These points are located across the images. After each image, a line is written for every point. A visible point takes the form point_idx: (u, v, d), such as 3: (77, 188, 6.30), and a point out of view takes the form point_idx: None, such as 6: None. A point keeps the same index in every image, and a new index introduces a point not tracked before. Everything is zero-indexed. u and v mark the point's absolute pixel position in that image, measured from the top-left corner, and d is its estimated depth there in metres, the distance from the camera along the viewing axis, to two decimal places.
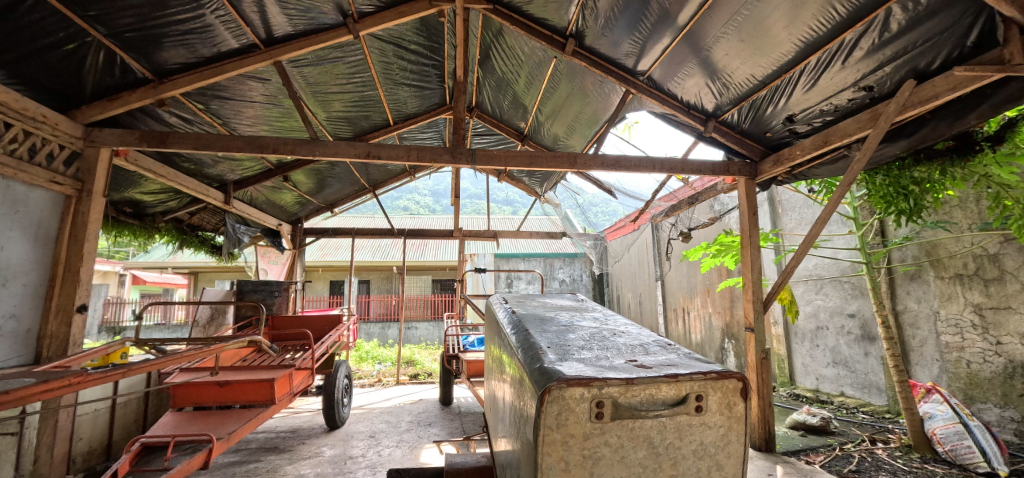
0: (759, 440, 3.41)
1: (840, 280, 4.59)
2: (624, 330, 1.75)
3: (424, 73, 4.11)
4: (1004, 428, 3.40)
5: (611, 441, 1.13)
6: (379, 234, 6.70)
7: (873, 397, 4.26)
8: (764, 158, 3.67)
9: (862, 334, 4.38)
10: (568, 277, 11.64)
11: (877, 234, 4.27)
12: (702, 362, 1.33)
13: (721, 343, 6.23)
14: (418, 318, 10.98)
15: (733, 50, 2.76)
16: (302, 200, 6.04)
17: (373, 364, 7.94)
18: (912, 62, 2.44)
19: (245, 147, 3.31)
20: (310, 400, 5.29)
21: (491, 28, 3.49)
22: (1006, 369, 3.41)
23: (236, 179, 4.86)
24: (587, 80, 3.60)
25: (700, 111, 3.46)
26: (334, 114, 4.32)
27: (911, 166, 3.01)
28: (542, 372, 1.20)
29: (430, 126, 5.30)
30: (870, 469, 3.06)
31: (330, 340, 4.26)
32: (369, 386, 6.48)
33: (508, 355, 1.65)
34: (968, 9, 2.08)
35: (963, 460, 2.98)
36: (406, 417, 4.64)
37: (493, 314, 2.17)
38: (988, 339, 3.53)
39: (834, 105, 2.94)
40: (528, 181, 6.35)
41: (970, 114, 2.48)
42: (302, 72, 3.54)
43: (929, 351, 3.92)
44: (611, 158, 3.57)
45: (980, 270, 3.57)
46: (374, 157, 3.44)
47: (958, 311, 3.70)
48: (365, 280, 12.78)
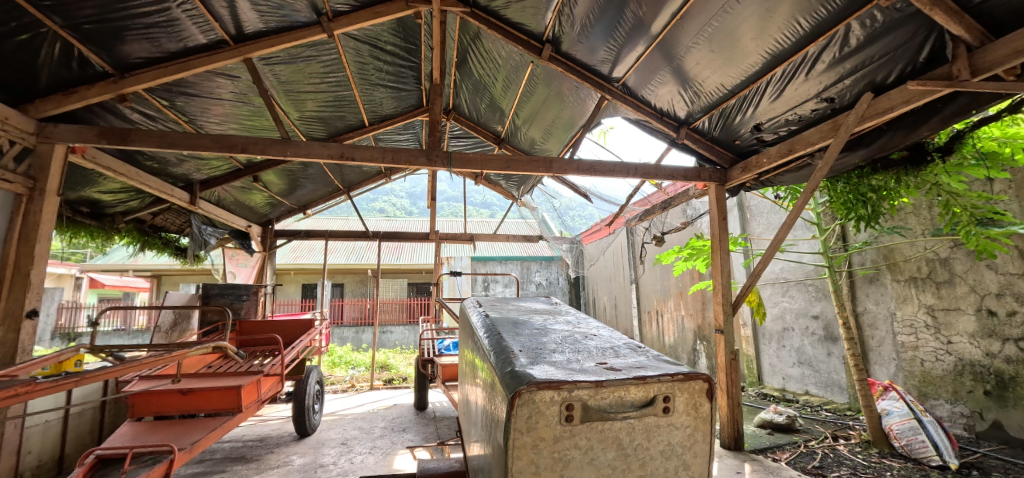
0: (728, 439, 3.50)
1: (805, 282, 4.77)
2: (596, 333, 1.77)
3: (401, 74, 4.08)
4: (955, 423, 3.60)
5: (581, 444, 1.14)
6: (353, 236, 6.59)
7: (835, 395, 4.43)
8: (733, 165, 3.79)
9: (825, 334, 4.56)
10: (544, 280, 11.71)
11: (839, 239, 4.47)
12: (671, 364, 1.36)
13: (693, 345, 6.38)
14: (393, 322, 10.82)
15: (704, 59, 2.85)
16: (273, 201, 5.88)
17: (346, 369, 7.77)
18: (870, 76, 2.57)
19: (212, 146, 3.19)
20: (280, 408, 5.13)
21: (469, 31, 3.49)
22: (956, 367, 3.60)
23: (203, 179, 4.69)
24: (564, 85, 3.64)
25: (672, 118, 3.54)
26: (307, 114, 4.23)
27: (868, 175, 3.17)
28: (513, 375, 1.20)
29: (406, 128, 5.25)
30: (832, 465, 3.18)
31: (301, 345, 4.14)
32: (342, 391, 6.33)
33: (481, 359, 1.64)
34: (921, 26, 2.20)
35: (918, 454, 3.12)
36: (379, 422, 4.56)
37: (466, 317, 2.16)
38: (939, 339, 3.73)
39: (798, 115, 3.06)
40: (505, 184, 6.35)
41: (923, 126, 2.62)
42: (274, 70, 3.45)
43: (887, 350, 4.11)
44: (586, 163, 3.62)
45: (932, 273, 3.77)
46: (348, 158, 3.38)
47: (913, 312, 3.90)
48: (339, 283, 12.51)
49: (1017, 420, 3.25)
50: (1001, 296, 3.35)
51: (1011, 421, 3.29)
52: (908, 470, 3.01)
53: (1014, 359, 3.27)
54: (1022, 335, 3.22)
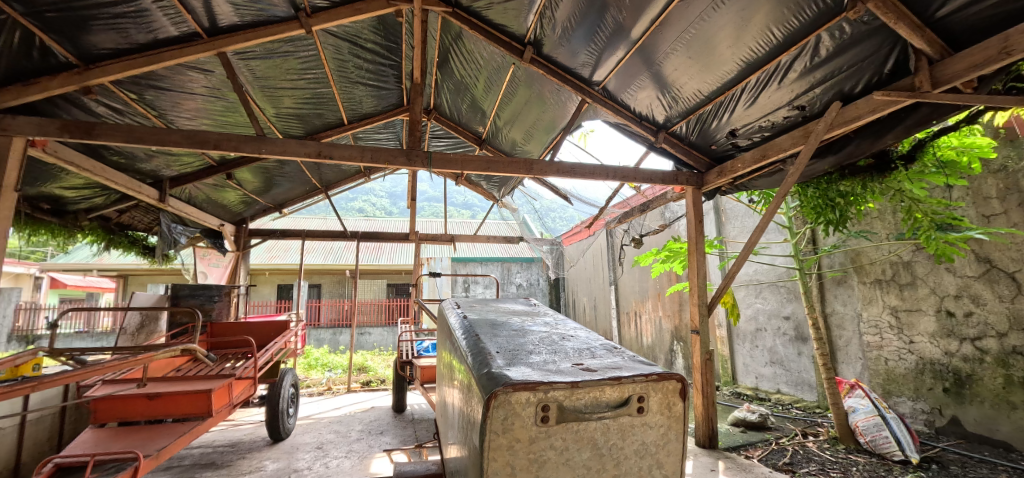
0: (703, 438, 3.57)
1: (777, 284, 4.90)
2: (573, 334, 1.78)
3: (381, 73, 4.03)
4: (916, 419, 3.77)
5: (556, 445, 1.15)
6: (331, 236, 6.47)
7: (805, 393, 4.58)
8: (709, 169, 3.87)
9: (795, 335, 4.70)
10: (525, 281, 11.74)
11: (809, 242, 4.62)
12: (646, 364, 1.38)
13: (670, 345, 6.49)
14: (372, 324, 10.69)
15: (682, 65, 2.90)
16: (247, 199, 5.72)
17: (322, 371, 7.62)
18: (838, 85, 2.66)
19: (183, 142, 3.09)
20: (253, 412, 5.00)
21: (451, 32, 3.47)
22: (918, 366, 3.77)
23: (173, 175, 4.53)
24: (545, 87, 3.66)
25: (651, 122, 3.61)
26: (284, 111, 4.14)
27: (837, 180, 3.28)
28: (490, 376, 1.20)
29: (387, 126, 5.19)
30: (802, 461, 3.28)
31: (275, 347, 4.04)
32: (318, 394, 6.20)
33: (458, 360, 1.63)
34: (886, 39, 2.29)
35: (882, 449, 3.24)
36: (356, 426, 4.48)
37: (444, 319, 2.14)
38: (902, 339, 3.89)
39: (771, 122, 3.15)
40: (486, 185, 6.34)
41: (888, 135, 2.73)
42: (249, 66, 3.37)
43: (854, 350, 4.27)
44: (567, 165, 3.64)
45: (896, 276, 3.93)
46: (326, 157, 3.31)
47: (877, 313, 4.06)
48: (316, 284, 12.27)
49: (973, 415, 3.43)
50: (959, 298, 3.52)
51: (967, 416, 3.46)
52: (872, 465, 3.13)
53: (970, 357, 3.45)
54: (978, 335, 3.40)
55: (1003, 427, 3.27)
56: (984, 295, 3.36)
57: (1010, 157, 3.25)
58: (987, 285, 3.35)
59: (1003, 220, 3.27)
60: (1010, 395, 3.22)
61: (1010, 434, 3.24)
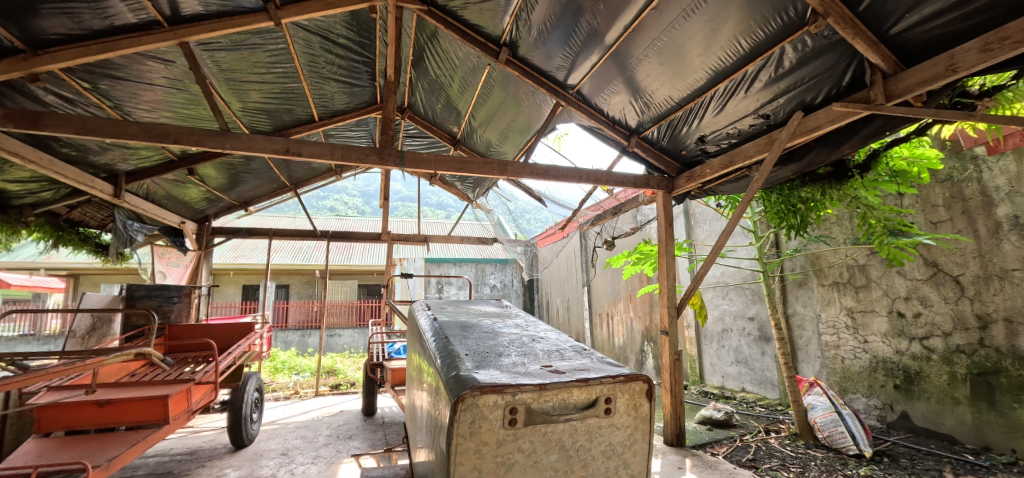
0: (671, 436, 3.65)
1: (742, 286, 5.07)
2: (543, 336, 1.78)
3: (354, 70, 3.94)
4: (870, 414, 3.98)
5: (524, 447, 1.14)
6: (300, 236, 6.28)
7: (768, 391, 4.75)
8: (679, 174, 3.97)
9: (759, 335, 4.87)
10: (499, 282, 11.73)
11: (773, 246, 4.81)
12: (614, 366, 1.39)
13: (641, 346, 6.62)
14: (342, 325, 10.46)
15: (654, 72, 2.97)
16: (210, 196, 5.50)
17: (290, 375, 7.38)
18: (801, 96, 2.78)
19: (141, 135, 2.93)
20: (215, 418, 4.80)
21: (426, 30, 3.42)
22: (871, 364, 3.97)
23: (130, 169, 4.30)
24: (520, 89, 3.67)
25: (624, 127, 3.66)
26: (251, 105, 3.99)
27: (798, 187, 3.43)
28: (458, 379, 1.19)
29: (359, 124, 5.08)
30: (764, 457, 3.39)
31: (238, 350, 3.88)
32: (284, 398, 6.01)
33: (427, 362, 1.61)
34: (844, 53, 2.41)
35: (838, 444, 3.38)
36: (323, 430, 4.36)
37: (414, 321, 2.11)
38: (857, 338, 4.08)
39: (737, 129, 3.26)
40: (460, 186, 6.32)
41: (845, 144, 2.86)
42: (214, 58, 3.24)
43: (813, 349, 4.47)
44: (540, 167, 3.64)
45: (852, 279, 4.13)
46: (294, 153, 3.21)
47: (835, 313, 4.26)
48: (284, 284, 11.90)
49: (921, 411, 3.63)
50: (908, 300, 3.72)
51: (916, 411, 3.67)
52: (829, 459, 3.27)
53: (919, 356, 3.65)
54: (925, 334, 3.60)
55: (947, 421, 3.48)
56: (932, 297, 3.56)
57: (955, 169, 3.47)
58: (933, 288, 3.56)
59: (948, 227, 3.49)
60: (953, 391, 3.44)
61: (954, 427, 3.45)
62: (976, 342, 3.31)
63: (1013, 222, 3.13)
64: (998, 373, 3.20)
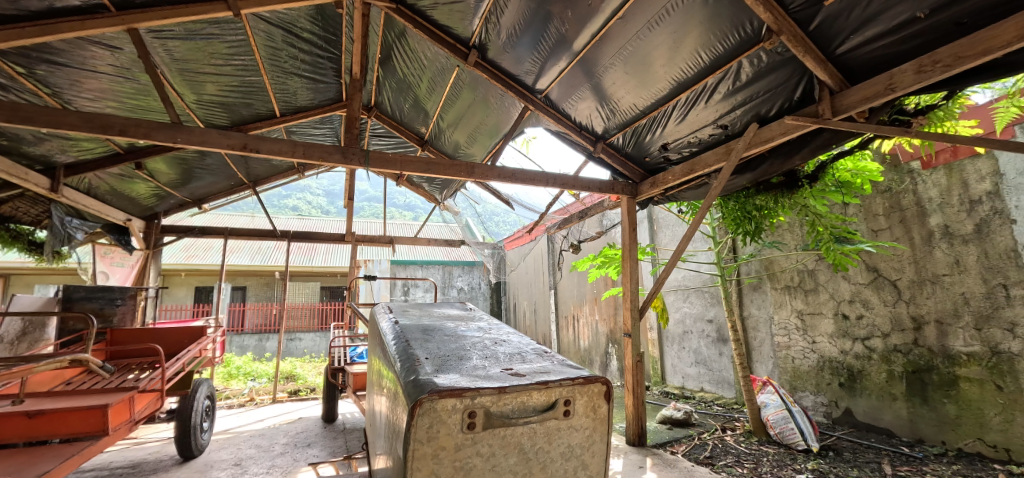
0: (633, 436, 3.73)
1: (702, 289, 5.27)
2: (506, 339, 1.79)
3: (319, 65, 3.83)
4: (817, 411, 4.21)
5: (482, 451, 1.14)
6: (258, 235, 6.01)
7: (724, 390, 4.94)
8: (643, 180, 4.08)
9: (717, 336, 5.06)
10: (466, 285, 11.70)
11: (730, 250, 5.02)
12: (574, 368, 1.41)
13: (605, 348, 6.74)
14: (303, 329, 10.12)
15: (620, 80, 3.04)
16: (160, 192, 5.19)
17: (245, 381, 7.05)
18: (756, 109, 2.91)
19: (82, 126, 2.73)
20: (161, 428, 4.51)
21: (394, 29, 3.36)
22: (819, 363, 4.20)
23: (69, 162, 4.01)
24: (489, 92, 3.67)
25: (590, 133, 3.73)
26: (206, 97, 3.80)
27: (753, 195, 3.61)
28: (416, 383, 1.18)
29: (324, 122, 4.94)
30: (720, 454, 3.52)
31: (188, 356, 3.66)
32: (238, 406, 5.73)
33: (387, 366, 1.58)
34: (795, 70, 2.55)
35: (788, 440, 3.55)
36: (280, 439, 4.18)
37: (376, 324, 2.06)
38: (807, 339, 4.31)
39: (698, 138, 3.39)
40: (427, 187, 6.25)
41: (796, 156, 3.02)
42: (166, 46, 3.06)
43: (767, 349, 4.69)
44: (508, 170, 3.65)
45: (802, 283, 4.36)
46: (252, 150, 3.08)
47: (786, 316, 4.48)
48: (241, 286, 11.38)
49: (863, 407, 3.88)
50: (852, 302, 3.96)
51: (859, 407, 3.90)
52: (780, 454, 3.44)
53: (861, 355, 3.89)
54: (867, 335, 3.85)
55: (886, 416, 3.72)
56: (873, 300, 3.81)
57: (894, 181, 3.73)
58: (874, 291, 3.81)
59: (887, 235, 3.75)
60: (891, 387, 3.68)
61: (892, 422, 3.69)
62: (911, 342, 3.56)
63: (943, 231, 3.40)
64: (931, 371, 3.45)
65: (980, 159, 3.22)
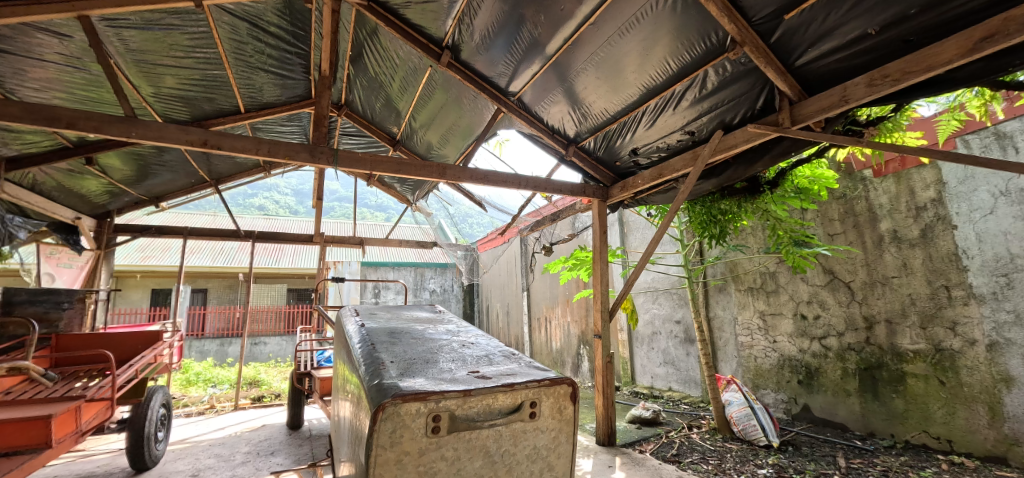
0: (603, 436, 3.77)
1: (671, 291, 5.40)
2: (473, 341, 1.78)
3: (287, 60, 3.72)
4: (778, 408, 4.38)
5: (447, 455, 1.13)
6: (220, 236, 5.77)
7: (691, 389, 5.07)
8: (613, 183, 4.15)
9: (684, 337, 5.20)
10: (438, 286, 11.64)
11: (697, 253, 5.16)
12: (540, 370, 1.42)
13: (577, 349, 6.81)
14: (268, 333, 9.80)
15: (592, 85, 3.09)
16: (114, 189, 4.92)
17: (204, 387, 6.75)
18: (721, 116, 3.01)
19: (25, 117, 2.56)
20: (112, 439, 4.26)
21: (365, 26, 3.30)
22: (779, 362, 4.38)
23: (12, 155, 3.74)
24: (462, 93, 3.65)
25: (563, 136, 3.78)
26: (165, 91, 3.63)
27: (718, 200, 3.74)
28: (379, 388, 1.16)
29: (292, 119, 4.80)
30: (686, 451, 3.61)
31: (142, 362, 3.47)
32: (197, 414, 5.48)
33: (351, 370, 1.55)
34: (757, 80, 2.66)
35: (750, 436, 3.67)
36: (241, 447, 4.02)
37: (341, 328, 2.01)
38: (768, 339, 4.48)
39: (667, 144, 3.47)
40: (399, 187, 6.17)
41: (758, 163, 3.14)
42: (120, 36, 2.91)
43: (731, 349, 4.85)
44: (480, 172, 3.65)
45: (764, 284, 4.53)
46: (214, 147, 2.95)
47: (749, 316, 4.65)
48: (202, 288, 10.91)
49: (820, 402, 4.06)
50: (810, 303, 4.14)
51: (816, 403, 4.09)
52: (742, 451, 3.55)
53: (818, 353, 4.07)
54: (824, 334, 4.03)
55: (841, 411, 3.91)
56: (829, 301, 4.00)
57: (848, 188, 3.93)
58: (830, 292, 4.00)
59: (842, 239, 3.95)
60: (845, 384, 3.87)
61: (846, 416, 3.88)
62: (863, 340, 3.76)
63: (892, 236, 3.61)
64: (881, 368, 3.65)
65: (925, 169, 3.43)
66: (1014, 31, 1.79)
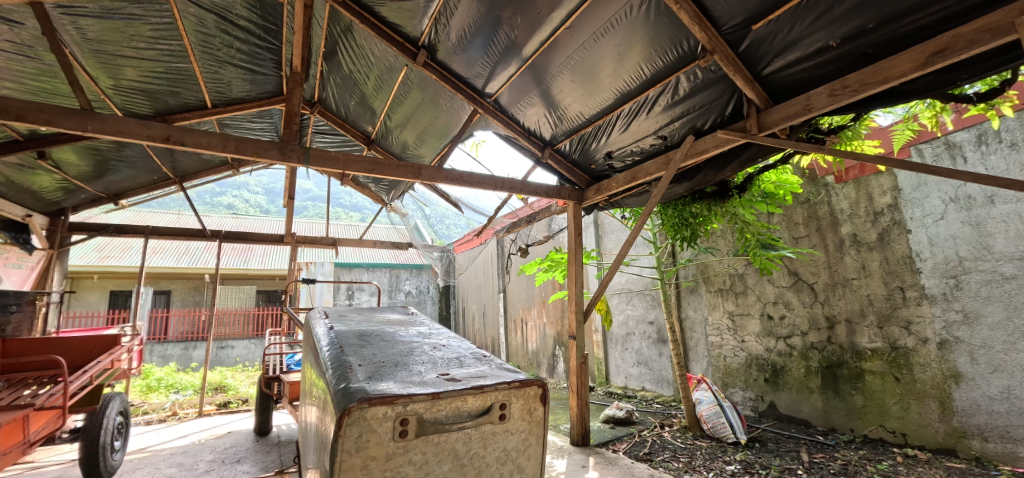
0: (577, 436, 3.81)
1: (644, 292, 5.50)
2: (445, 344, 1.77)
3: (257, 55, 3.62)
4: (746, 405, 4.51)
5: (415, 459, 1.11)
6: (185, 235, 5.55)
7: (663, 389, 5.18)
8: (588, 186, 4.20)
9: (657, 337, 5.31)
10: (414, 288, 11.53)
11: (670, 255, 5.27)
12: (511, 372, 1.42)
13: (553, 350, 6.86)
14: (235, 336, 9.49)
15: (568, 88, 3.12)
16: (68, 185, 4.66)
17: (166, 393, 6.47)
18: (693, 122, 3.09)
19: None
20: (64, 450, 4.03)
21: (340, 23, 3.23)
22: (747, 361, 4.51)
23: None
24: (438, 93, 3.63)
25: (539, 138, 3.80)
26: (125, 83, 3.47)
27: (690, 203, 3.84)
28: (345, 392, 1.14)
29: (262, 115, 4.66)
30: (658, 450, 3.68)
31: (96, 368, 3.29)
32: (157, 422, 5.25)
33: (318, 374, 1.51)
34: (726, 88, 2.75)
35: (720, 433, 3.77)
36: (205, 456, 3.88)
37: (309, 331, 1.97)
38: (736, 339, 4.62)
39: (640, 148, 3.54)
40: (374, 187, 6.07)
41: (727, 168, 3.24)
42: (77, 24, 2.78)
43: (701, 349, 4.98)
44: (456, 173, 3.63)
45: (733, 286, 4.66)
46: (177, 143, 2.84)
47: (719, 317, 4.79)
48: (165, 290, 10.46)
49: (785, 400, 4.21)
50: (776, 304, 4.29)
51: (781, 400, 4.23)
52: (712, 448, 3.65)
53: (783, 352, 4.22)
54: (788, 333, 4.18)
55: (804, 408, 4.06)
56: (794, 302, 4.15)
57: (812, 193, 4.10)
58: (795, 293, 4.15)
59: (806, 242, 4.11)
60: (809, 381, 4.03)
61: (809, 413, 4.03)
62: (825, 339, 3.92)
63: (852, 240, 3.78)
64: (841, 365, 3.81)
65: (883, 175, 3.61)
66: (961, 47, 1.91)
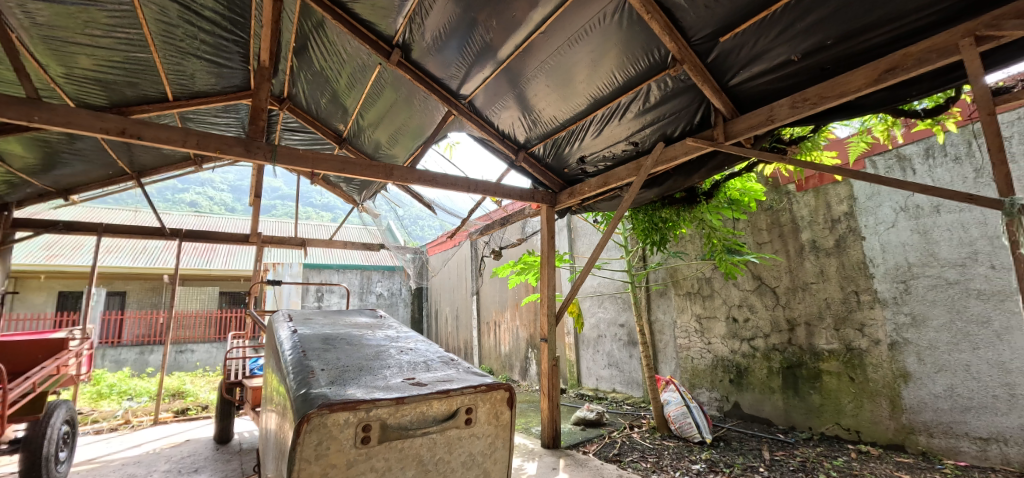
0: (548, 439, 3.83)
1: (616, 295, 5.60)
2: (412, 347, 1.75)
3: (223, 48, 3.49)
4: (712, 405, 4.64)
5: (378, 466, 1.09)
6: (142, 234, 5.28)
7: (633, 390, 5.27)
8: (562, 189, 4.25)
9: (627, 339, 5.40)
10: (386, 290, 11.35)
11: (641, 259, 5.38)
12: (478, 375, 1.42)
13: (526, 353, 6.87)
14: (196, 339, 9.10)
15: (543, 92, 3.15)
16: (12, 179, 4.37)
17: (119, 400, 6.13)
18: (663, 129, 3.16)
19: None
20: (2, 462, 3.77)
21: (311, 19, 3.16)
22: (713, 362, 4.65)
23: None
24: (412, 93, 3.60)
25: (513, 141, 3.82)
26: (78, 72, 3.29)
27: (659, 208, 3.93)
28: (305, 398, 1.11)
29: (228, 110, 4.50)
30: (627, 451, 3.75)
31: (40, 374, 3.10)
32: (108, 431, 4.97)
33: (279, 379, 1.46)
34: (694, 97, 2.83)
35: (686, 433, 3.85)
36: (160, 466, 3.69)
37: (272, 334, 1.90)
38: (703, 340, 4.75)
39: (612, 153, 3.60)
40: (345, 187, 5.94)
41: (695, 174, 3.33)
42: (24, 7, 2.62)
43: (670, 351, 5.10)
44: (429, 174, 3.60)
45: (700, 290, 4.80)
46: (134, 137, 2.70)
47: (686, 319, 4.91)
48: (120, 291, 9.93)
49: (748, 400, 4.35)
50: (740, 307, 4.44)
51: (745, 400, 4.37)
52: (678, 448, 3.74)
53: (747, 353, 4.37)
54: (752, 335, 4.33)
55: (766, 407, 4.21)
56: (757, 305, 4.30)
57: (775, 200, 4.26)
58: (758, 297, 4.31)
59: (769, 247, 4.28)
60: (771, 382, 4.18)
61: (771, 412, 4.19)
62: (786, 341, 4.08)
63: (812, 246, 3.95)
64: (801, 366, 3.97)
65: (840, 185, 3.79)
66: (911, 65, 2.03)
